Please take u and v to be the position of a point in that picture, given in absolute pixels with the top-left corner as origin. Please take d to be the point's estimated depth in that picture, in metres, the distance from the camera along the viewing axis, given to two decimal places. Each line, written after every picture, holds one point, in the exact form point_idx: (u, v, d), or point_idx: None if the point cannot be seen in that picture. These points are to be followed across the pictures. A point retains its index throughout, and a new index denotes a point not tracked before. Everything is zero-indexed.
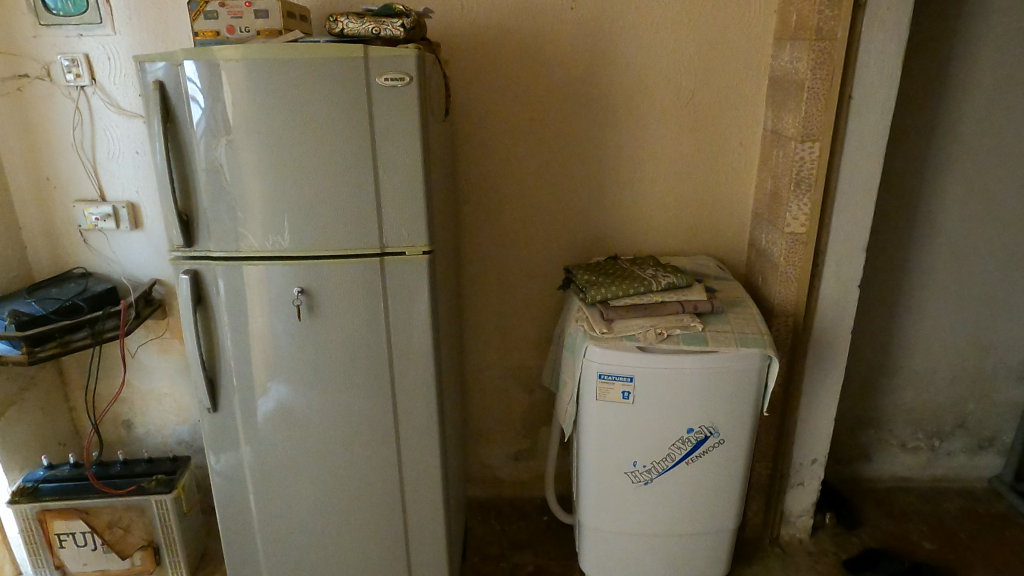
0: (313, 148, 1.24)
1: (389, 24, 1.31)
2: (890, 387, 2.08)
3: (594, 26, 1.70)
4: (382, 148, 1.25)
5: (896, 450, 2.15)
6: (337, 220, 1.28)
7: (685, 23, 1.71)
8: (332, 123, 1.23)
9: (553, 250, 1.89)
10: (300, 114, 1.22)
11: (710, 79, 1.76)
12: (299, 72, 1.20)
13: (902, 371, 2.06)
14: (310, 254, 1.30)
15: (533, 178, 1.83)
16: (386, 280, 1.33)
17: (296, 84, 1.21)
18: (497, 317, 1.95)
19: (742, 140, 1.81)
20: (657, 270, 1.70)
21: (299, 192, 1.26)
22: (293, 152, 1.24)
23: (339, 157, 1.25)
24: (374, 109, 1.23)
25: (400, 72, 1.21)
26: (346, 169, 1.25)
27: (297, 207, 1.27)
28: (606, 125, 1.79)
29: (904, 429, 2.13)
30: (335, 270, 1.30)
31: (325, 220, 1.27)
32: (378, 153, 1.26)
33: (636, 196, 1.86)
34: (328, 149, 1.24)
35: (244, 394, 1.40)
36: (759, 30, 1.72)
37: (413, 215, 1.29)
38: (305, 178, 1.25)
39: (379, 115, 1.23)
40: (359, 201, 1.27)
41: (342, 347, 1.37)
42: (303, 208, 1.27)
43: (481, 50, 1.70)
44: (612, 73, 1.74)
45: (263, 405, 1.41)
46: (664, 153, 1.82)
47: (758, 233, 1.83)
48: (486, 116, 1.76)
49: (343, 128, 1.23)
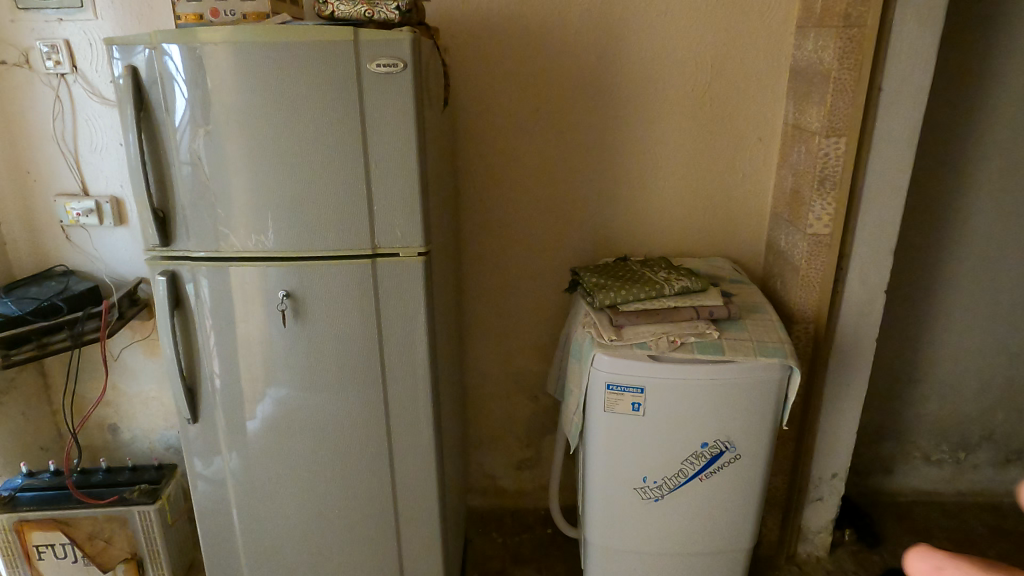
0: (299, 140, 1.14)
1: (382, 6, 1.20)
2: (914, 397, 1.98)
3: (605, 13, 1.60)
4: (375, 141, 1.16)
5: (919, 463, 2.05)
6: (327, 219, 1.18)
7: (703, 9, 1.60)
8: (321, 113, 1.13)
9: (559, 250, 1.79)
10: (287, 103, 1.12)
11: (729, 71, 1.65)
12: (283, 57, 1.10)
13: (928, 380, 1.96)
14: (297, 255, 1.20)
15: (539, 175, 1.73)
16: (379, 283, 1.23)
17: (280, 70, 1.11)
18: (499, 320, 1.86)
19: (760, 134, 1.71)
20: (669, 273, 1.60)
21: (284, 188, 1.16)
22: (279, 144, 1.14)
23: (327, 150, 1.15)
24: (367, 98, 1.13)
25: (394, 58, 1.11)
26: (336, 164, 1.16)
27: (282, 204, 1.17)
28: (618, 119, 1.69)
29: (927, 441, 2.02)
30: (325, 272, 1.21)
31: (314, 218, 1.18)
32: (371, 146, 1.16)
33: (649, 194, 1.76)
34: (315, 141, 1.14)
35: (228, 403, 1.32)
36: (782, 17, 1.61)
37: (408, 213, 1.20)
38: (292, 173, 1.16)
39: (371, 105, 1.14)
40: (350, 199, 1.17)
41: (334, 355, 1.27)
42: (289, 206, 1.17)
43: (484, 38, 1.60)
44: (624, 63, 1.64)
45: (251, 416, 1.32)
46: (678, 149, 1.72)
47: (777, 234, 1.72)
48: (489, 108, 1.66)
49: (332, 120, 1.13)
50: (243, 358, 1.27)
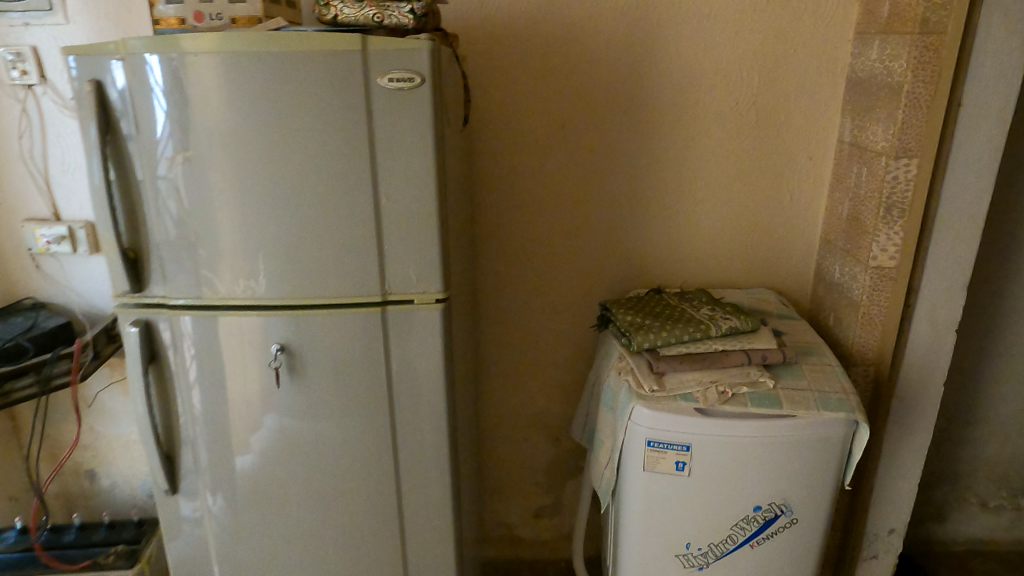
0: (294, 168, 0.96)
1: (394, 9, 1.02)
2: (974, 439, 1.80)
3: (642, 17, 1.42)
4: (385, 168, 0.98)
5: (975, 510, 1.87)
6: (328, 260, 1.00)
7: (751, 14, 1.43)
8: (323, 136, 0.95)
9: (585, 281, 1.61)
10: (283, 124, 0.95)
11: (778, 83, 1.48)
12: (276, 70, 0.93)
13: (989, 420, 1.78)
14: (293, 302, 1.02)
15: (564, 199, 1.55)
16: (389, 334, 1.05)
17: (272, 85, 0.93)
18: (517, 357, 1.68)
19: (811, 153, 1.53)
20: (713, 310, 1.42)
21: (277, 224, 0.98)
22: (272, 173, 0.96)
23: (329, 179, 0.97)
24: (378, 119, 0.95)
25: (411, 71, 0.93)
26: (339, 196, 0.98)
27: (274, 243, 0.99)
28: (653, 136, 1.51)
29: (985, 486, 1.85)
30: (324, 322, 1.02)
31: (313, 260, 1.00)
32: (381, 176, 0.98)
33: (686, 219, 1.58)
34: (314, 169, 0.96)
35: (207, 477, 1.10)
36: (838, 22, 1.43)
37: (425, 253, 1.02)
38: (287, 207, 0.98)
39: (382, 127, 0.96)
40: (356, 237, 0.99)
41: (333, 418, 1.08)
42: (283, 245, 0.99)
43: (504, 46, 1.43)
44: (662, 74, 1.47)
45: (232, 494, 1.11)
46: (720, 170, 1.54)
47: (829, 264, 1.54)
48: (509, 123, 1.49)
49: (335, 144, 0.95)
50: (224, 425, 1.08)
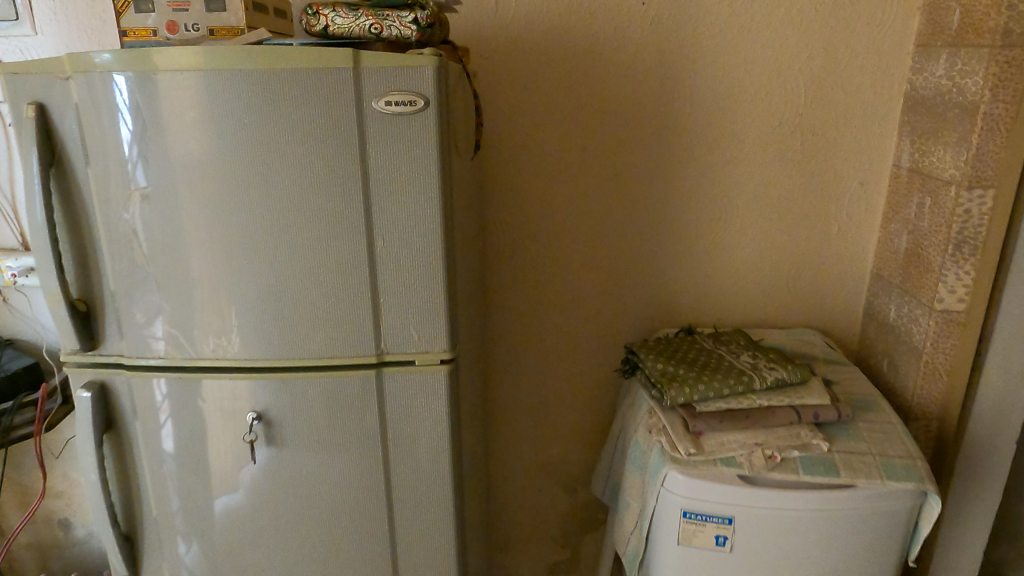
0: (271, 208, 0.80)
1: (394, 19, 0.87)
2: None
3: (676, 28, 1.27)
4: (380, 207, 0.81)
5: None
6: (311, 316, 0.84)
7: (797, 24, 1.27)
8: (308, 169, 0.79)
9: (608, 319, 1.45)
10: (262, 155, 0.79)
11: (827, 101, 1.32)
12: (249, 91, 0.77)
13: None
14: (268, 364, 0.85)
15: (586, 229, 1.39)
16: (385, 401, 0.88)
17: (243, 108, 0.77)
18: (533, 401, 1.51)
19: (863, 179, 1.37)
20: (755, 357, 1.26)
21: (249, 273, 0.82)
22: (248, 213, 0.80)
23: (312, 221, 0.81)
24: (373, 149, 0.79)
25: (414, 93, 0.78)
26: (327, 240, 0.81)
27: (247, 295, 0.83)
28: (687, 160, 1.35)
29: None
30: (306, 388, 0.86)
31: (295, 315, 0.83)
32: (375, 216, 0.82)
33: (723, 250, 1.42)
34: (295, 209, 0.80)
35: (172, 562, 0.94)
36: (896, 33, 1.27)
37: (427, 307, 0.85)
38: (265, 253, 0.81)
39: (379, 159, 0.80)
40: (346, 290, 0.83)
41: (316, 500, 0.91)
42: (257, 297, 0.83)
43: (520, 59, 1.28)
44: (697, 91, 1.31)
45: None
46: (761, 197, 1.38)
47: (883, 303, 1.38)
48: (525, 145, 1.33)
49: (319, 179, 0.80)
50: (189, 504, 0.91)
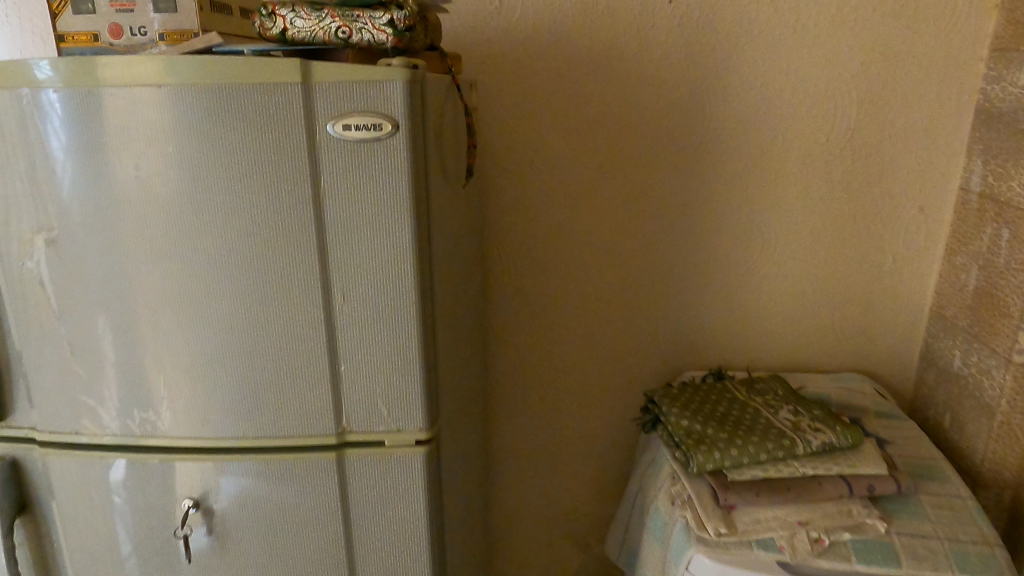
0: (204, 257, 0.65)
1: (366, 21, 0.71)
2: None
3: (707, 31, 1.09)
4: (338, 257, 0.65)
5: None
6: (255, 389, 0.68)
7: (849, 27, 1.09)
8: (247, 211, 0.63)
9: (626, 359, 1.29)
10: (191, 193, 0.63)
11: (884, 115, 1.14)
12: (172, 113, 0.61)
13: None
14: (206, 445, 0.70)
15: (602, 258, 1.22)
16: (347, 491, 0.72)
17: (166, 135, 0.62)
18: (540, 448, 1.35)
19: (923, 204, 1.18)
20: (797, 414, 1.08)
21: (178, 336, 0.67)
22: (181, 266, 0.65)
23: (254, 274, 0.65)
24: (331, 187, 0.63)
25: (381, 116, 0.61)
26: (274, 298, 0.66)
27: (177, 363, 0.67)
28: (719, 182, 1.18)
29: None
30: (249, 475, 0.70)
31: (236, 387, 0.68)
32: (332, 268, 0.65)
33: (759, 284, 1.24)
34: (233, 259, 0.65)
35: None
36: (968, 36, 1.09)
37: (397, 377, 0.69)
38: (200, 315, 0.66)
39: (339, 198, 0.64)
40: (299, 358, 0.67)
41: None
42: (189, 366, 0.67)
43: (527, 67, 1.11)
44: (731, 103, 1.13)
45: None
46: (803, 225, 1.21)
47: (945, 347, 1.19)
48: (533, 163, 1.17)
49: (262, 222, 0.64)
50: None
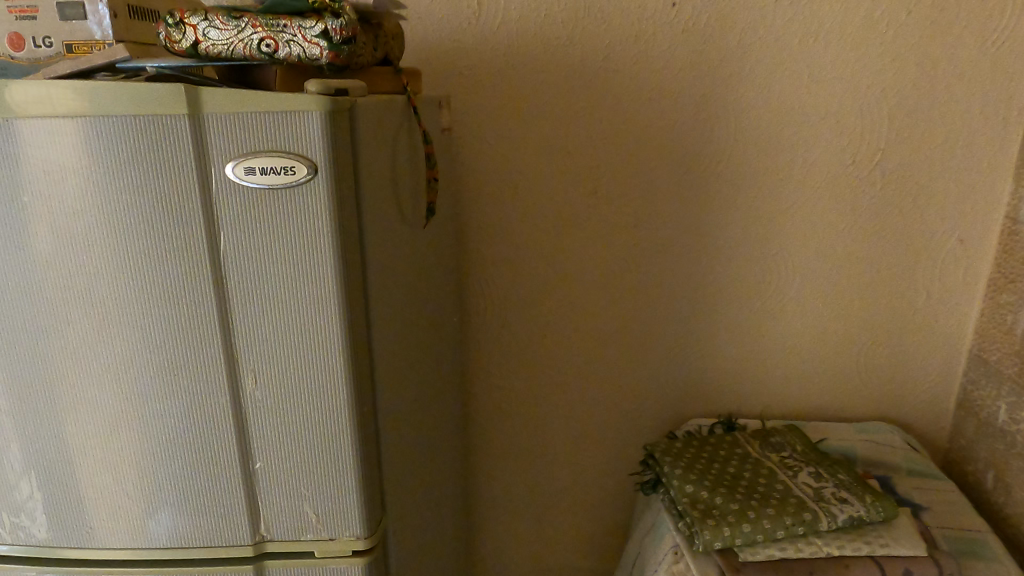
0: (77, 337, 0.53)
1: (294, 32, 0.58)
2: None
3: (717, 39, 0.95)
4: (247, 331, 0.53)
5: None
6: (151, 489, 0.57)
7: (882, 33, 0.95)
8: (129, 281, 0.51)
9: (623, 405, 1.15)
10: (56, 261, 0.51)
11: (920, 134, 0.99)
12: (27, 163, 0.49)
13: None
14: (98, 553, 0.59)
15: (595, 294, 1.08)
16: None
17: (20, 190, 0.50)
18: (529, 502, 1.21)
19: (963, 234, 1.04)
20: (818, 478, 0.94)
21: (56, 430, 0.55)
22: (52, 347, 0.53)
23: (142, 356, 0.53)
24: (235, 242, 0.51)
25: (293, 156, 0.49)
26: (170, 383, 0.54)
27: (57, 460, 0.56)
28: (730, 208, 1.04)
29: None
30: None
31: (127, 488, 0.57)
32: (240, 343, 0.54)
33: (775, 323, 1.10)
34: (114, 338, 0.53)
35: None
36: (1019, 44, 0.94)
37: (326, 469, 0.57)
38: (79, 401, 0.54)
39: (247, 256, 0.52)
40: (202, 452, 0.56)
41: None
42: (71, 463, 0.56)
43: (511, 81, 0.98)
44: (745, 120, 0.99)
45: None
46: (826, 257, 1.06)
47: (986, 397, 1.04)
48: (517, 188, 1.03)
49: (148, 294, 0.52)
50: None
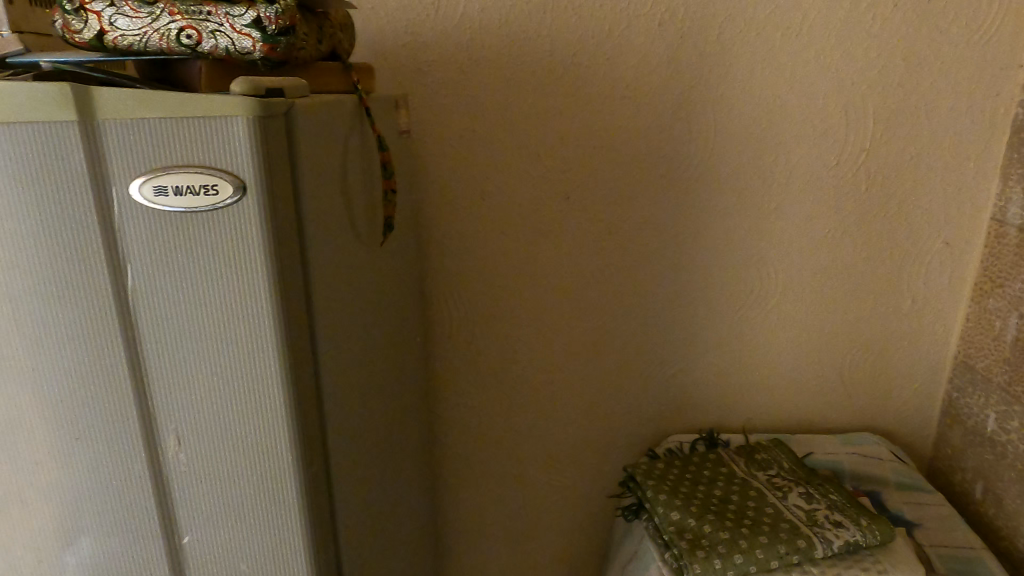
0: None
1: (220, 20, 0.49)
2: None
3: (697, 33, 0.89)
4: (164, 384, 0.45)
5: None
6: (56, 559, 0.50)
7: (868, 26, 0.89)
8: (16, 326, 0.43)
9: (599, 423, 1.08)
10: None
11: (906, 134, 0.94)
12: None
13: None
14: None
15: (568, 306, 1.01)
16: None
17: None
18: (501, 527, 1.14)
19: (949, 237, 0.99)
20: (809, 499, 0.89)
21: None
22: None
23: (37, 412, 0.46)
24: (139, 274, 0.43)
25: (214, 171, 0.41)
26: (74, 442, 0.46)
27: None
28: (710, 213, 0.97)
29: None
30: None
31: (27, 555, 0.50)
32: (157, 396, 0.45)
33: (758, 333, 1.04)
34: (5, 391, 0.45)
35: None
36: (1008, 41, 0.90)
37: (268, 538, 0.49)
38: None
39: (151, 290, 0.43)
40: (114, 519, 0.48)
41: None
42: None
43: (475, 77, 0.90)
44: (725, 119, 0.93)
45: None
46: (810, 263, 1.00)
47: (974, 405, 1.01)
48: (483, 194, 0.95)
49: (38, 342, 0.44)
50: None
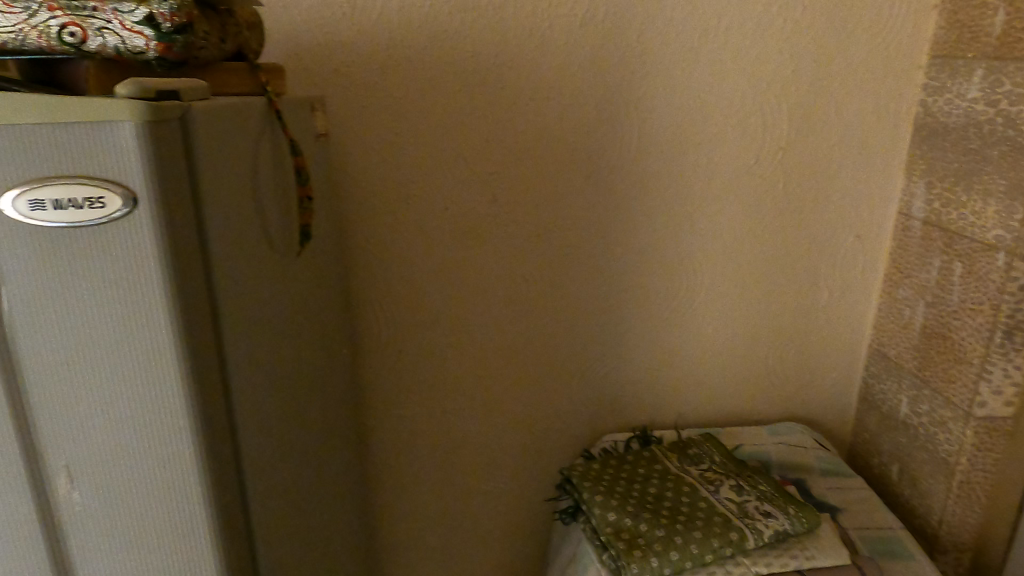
0: None
1: (108, 17, 0.45)
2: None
3: (618, 34, 0.89)
4: (54, 409, 0.42)
5: None
6: None
7: (781, 28, 0.92)
8: None
9: (534, 426, 1.07)
10: None
11: (819, 131, 0.98)
12: None
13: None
14: None
15: (499, 309, 1.00)
16: None
17: None
18: (439, 538, 1.12)
19: (860, 230, 1.04)
20: (740, 491, 0.91)
21: None
22: None
23: None
24: (16, 296, 0.40)
25: (102, 181, 0.38)
26: None
27: None
28: (637, 213, 0.98)
29: None
30: None
31: None
32: (47, 423, 0.43)
33: (686, 330, 1.06)
34: None
35: None
36: (907, 42, 0.95)
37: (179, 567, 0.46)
38: None
39: (27, 316, 0.40)
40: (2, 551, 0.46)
41: None
42: None
43: (395, 79, 0.87)
44: (648, 119, 0.94)
45: None
46: (734, 259, 1.03)
47: (888, 390, 1.05)
48: (409, 198, 0.93)
49: None
50: None
